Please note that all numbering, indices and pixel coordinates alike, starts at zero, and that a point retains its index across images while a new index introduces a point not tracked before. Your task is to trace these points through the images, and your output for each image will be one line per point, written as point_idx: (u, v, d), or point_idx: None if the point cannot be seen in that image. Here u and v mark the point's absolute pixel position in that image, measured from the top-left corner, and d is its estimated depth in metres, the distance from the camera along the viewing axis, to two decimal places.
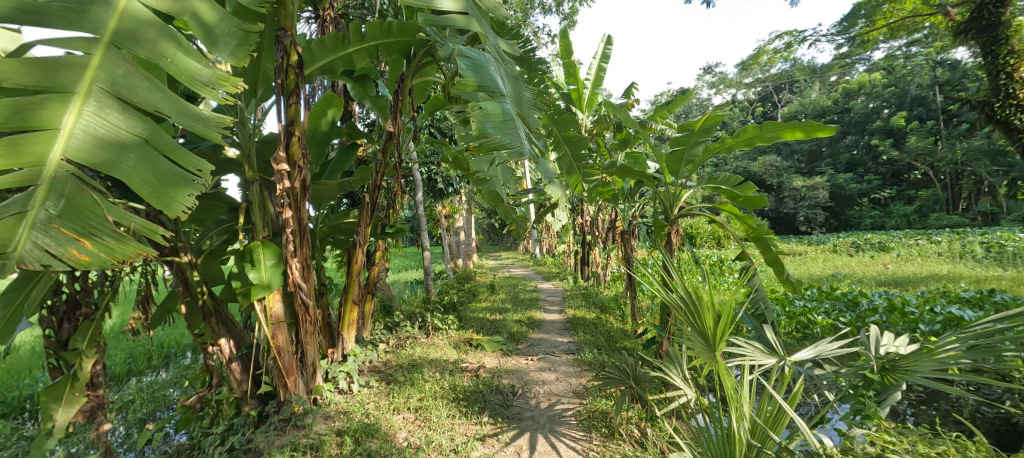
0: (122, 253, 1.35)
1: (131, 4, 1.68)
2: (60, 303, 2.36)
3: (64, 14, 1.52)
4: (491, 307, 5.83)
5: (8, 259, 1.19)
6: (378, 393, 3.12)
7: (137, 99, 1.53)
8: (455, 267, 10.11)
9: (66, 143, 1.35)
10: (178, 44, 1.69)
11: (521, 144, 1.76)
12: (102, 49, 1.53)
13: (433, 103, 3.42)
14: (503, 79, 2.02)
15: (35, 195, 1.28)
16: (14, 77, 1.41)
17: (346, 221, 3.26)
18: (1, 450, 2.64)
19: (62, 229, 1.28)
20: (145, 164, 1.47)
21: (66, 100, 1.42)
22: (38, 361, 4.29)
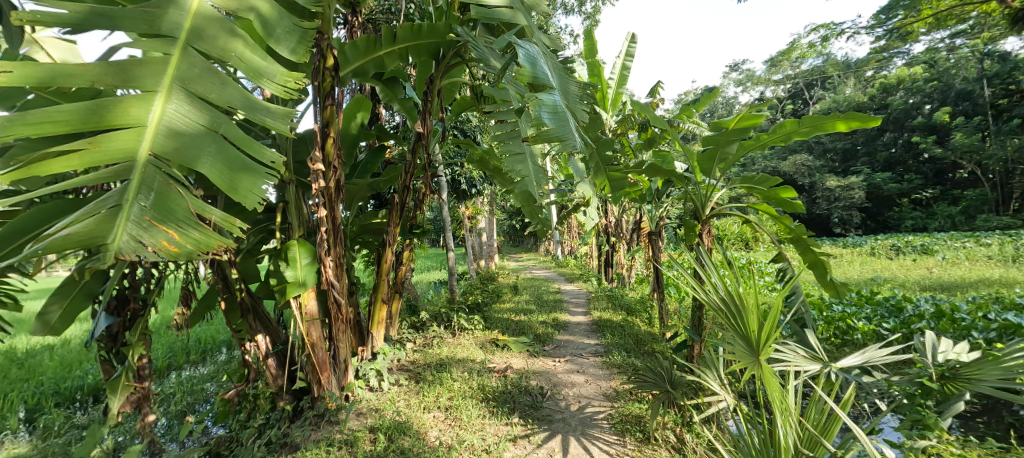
0: (210, 243, 1.39)
1: (202, 6, 1.80)
2: (111, 299, 2.48)
3: (138, 17, 1.64)
4: (516, 308, 5.83)
5: (107, 250, 1.22)
6: (407, 391, 3.16)
7: (212, 94, 1.64)
8: (478, 268, 10.16)
9: (153, 138, 1.44)
10: (245, 42, 1.81)
11: (574, 137, 1.79)
12: (178, 49, 1.64)
13: (461, 104, 3.44)
14: (551, 70, 2.09)
15: (127, 190, 1.34)
16: (98, 77, 1.49)
17: (375, 221, 3.33)
18: (57, 438, 2.80)
19: (152, 221, 1.33)
20: (221, 156, 1.54)
21: (151, 98, 1.52)
22: (86, 353, 4.53)
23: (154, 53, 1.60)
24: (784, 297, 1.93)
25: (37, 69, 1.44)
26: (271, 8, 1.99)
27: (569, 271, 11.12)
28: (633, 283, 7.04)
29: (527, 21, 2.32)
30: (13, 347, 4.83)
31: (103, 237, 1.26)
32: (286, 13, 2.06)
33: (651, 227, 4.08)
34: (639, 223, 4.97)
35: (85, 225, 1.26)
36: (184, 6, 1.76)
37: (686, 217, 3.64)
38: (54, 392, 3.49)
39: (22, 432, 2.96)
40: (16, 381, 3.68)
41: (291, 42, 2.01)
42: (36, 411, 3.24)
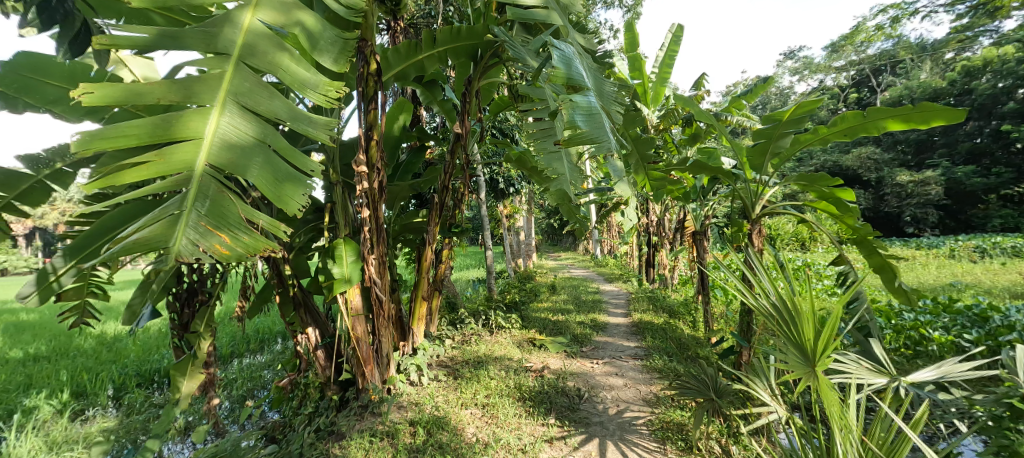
0: (258, 247, 1.51)
1: (253, 23, 1.93)
2: (182, 290, 2.74)
3: (199, 37, 1.78)
4: (553, 308, 5.79)
5: (169, 253, 1.34)
6: (446, 387, 3.24)
7: (261, 107, 1.76)
8: (517, 267, 10.19)
9: (209, 150, 1.57)
10: (291, 56, 1.94)
11: (609, 139, 1.76)
12: (232, 65, 1.78)
13: (499, 104, 3.47)
14: (587, 70, 2.07)
15: (185, 197, 1.47)
16: (164, 93, 1.64)
17: (415, 221, 3.43)
18: (139, 415, 3.12)
19: (208, 227, 1.45)
20: (268, 166, 1.66)
21: (208, 111, 1.65)
22: (162, 340, 5.00)
23: (211, 69, 1.74)
24: (846, 303, 1.78)
25: (113, 89, 1.60)
26: (315, 20, 2.11)
27: (610, 270, 10.89)
28: (677, 284, 6.78)
29: (562, 21, 2.32)
30: (103, 332, 5.42)
31: (165, 240, 1.38)
32: (331, 24, 2.17)
33: (695, 227, 3.90)
34: (682, 222, 4.78)
35: (151, 229, 1.39)
36: (237, 23, 1.90)
37: (734, 216, 3.45)
38: (136, 374, 3.89)
39: (111, 409, 3.32)
40: (106, 362, 4.13)
41: (333, 52, 2.12)
42: (122, 390, 3.63)
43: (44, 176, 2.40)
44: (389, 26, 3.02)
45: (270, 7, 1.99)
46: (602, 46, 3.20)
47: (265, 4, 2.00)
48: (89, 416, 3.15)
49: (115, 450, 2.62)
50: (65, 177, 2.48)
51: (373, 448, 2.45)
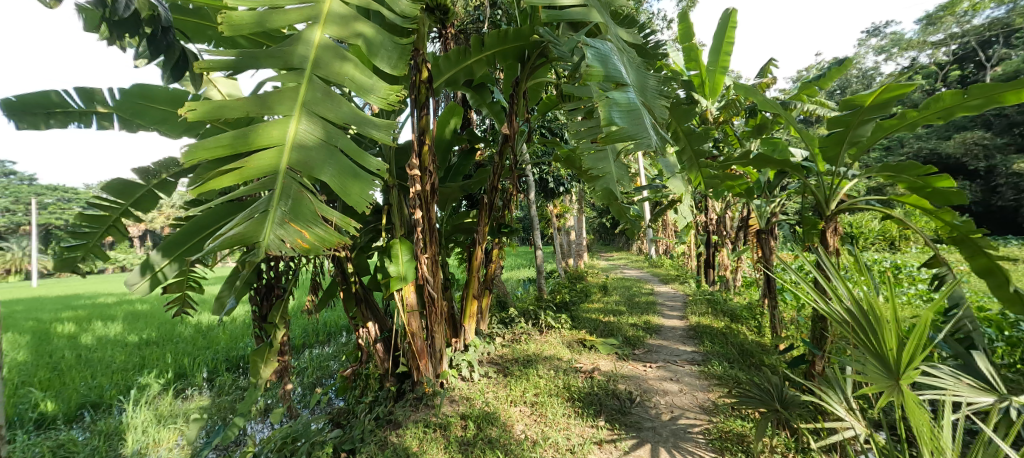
0: (332, 241, 1.68)
1: (323, 38, 2.09)
2: (262, 286, 3.02)
3: (274, 56, 1.96)
4: (605, 308, 5.67)
5: (260, 247, 1.53)
6: (496, 384, 3.31)
7: (331, 114, 1.93)
8: (570, 267, 10.07)
9: (290, 155, 1.75)
10: (354, 65, 2.09)
11: (649, 135, 1.70)
12: (305, 77, 1.95)
13: (547, 102, 3.49)
14: (626, 66, 2.02)
15: (271, 197, 1.66)
16: (249, 106, 1.84)
17: (467, 220, 3.53)
18: (228, 395, 3.52)
19: (291, 223, 1.63)
20: (338, 167, 1.83)
21: (287, 120, 1.83)
22: (246, 329, 5.58)
23: (288, 83, 1.92)
24: (937, 311, 1.58)
25: (209, 106, 1.81)
26: (374, 32, 2.25)
27: (668, 271, 10.44)
28: (740, 286, 6.35)
29: (600, 16, 2.27)
30: (199, 322, 6.15)
31: (257, 235, 1.57)
32: (387, 34, 2.30)
33: (760, 225, 3.63)
34: (744, 219, 4.46)
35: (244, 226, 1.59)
36: (308, 39, 2.06)
37: (804, 212, 3.16)
38: (226, 359, 4.39)
39: (206, 389, 3.77)
40: (202, 348, 4.69)
41: (390, 58, 2.25)
42: (214, 373, 4.11)
43: (152, 186, 2.71)
44: (440, 33, 3.13)
45: (333, 22, 2.15)
46: (654, 37, 3.15)
47: (330, 19, 2.16)
48: (188, 394, 3.60)
49: (209, 426, 2.98)
50: (169, 186, 2.79)
51: (427, 438, 2.57)
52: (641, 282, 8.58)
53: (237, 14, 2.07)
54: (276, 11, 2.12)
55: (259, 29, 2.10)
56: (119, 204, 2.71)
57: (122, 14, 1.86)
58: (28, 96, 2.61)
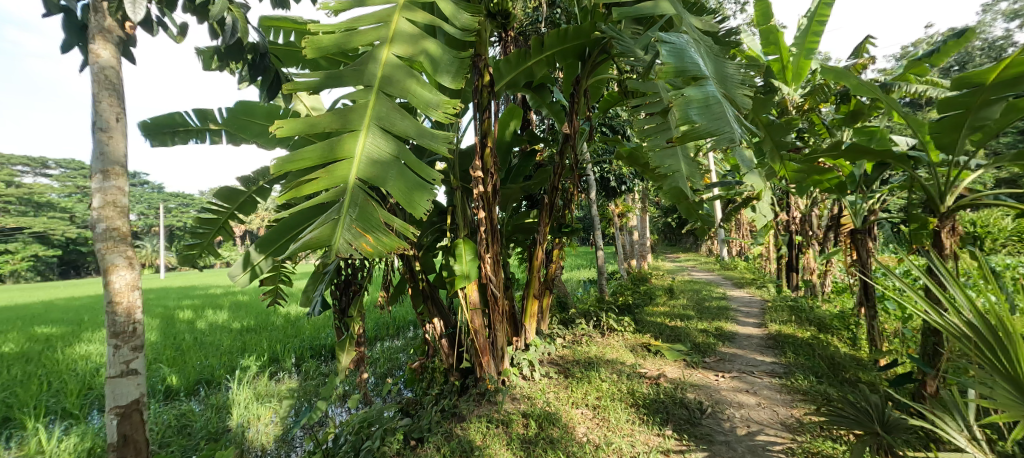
0: (394, 246, 1.77)
1: (389, 56, 2.23)
2: (340, 282, 3.28)
3: (351, 75, 2.14)
4: (672, 312, 5.39)
5: (330, 249, 1.65)
6: (557, 384, 3.30)
7: (396, 128, 2.06)
8: (633, 268, 9.73)
9: (358, 166, 1.89)
10: (417, 81, 2.20)
11: (733, 129, 1.59)
12: (373, 94, 2.10)
13: (608, 101, 3.43)
14: (704, 58, 1.94)
15: (342, 205, 1.80)
16: (327, 123, 2.02)
17: (527, 221, 3.56)
18: (312, 380, 3.89)
19: (358, 229, 1.74)
20: (401, 177, 1.94)
21: (357, 134, 1.99)
22: (327, 321, 6.12)
23: (359, 100, 2.08)
24: None
25: (294, 123, 2.01)
26: (438, 46, 2.37)
27: (745, 274, 9.67)
28: (830, 292, 5.71)
29: (673, 8, 2.17)
30: (288, 313, 6.86)
31: (329, 240, 1.70)
32: (449, 47, 2.41)
33: (855, 224, 3.24)
34: (834, 217, 4.01)
35: (318, 231, 1.73)
36: (377, 57, 2.22)
37: (912, 210, 2.76)
38: (310, 347, 4.86)
39: (295, 374, 4.20)
40: (291, 336, 5.24)
41: (451, 72, 2.35)
42: (301, 360, 4.56)
43: (253, 191, 3.09)
44: (500, 38, 3.19)
45: (400, 41, 2.29)
46: (726, 24, 2.95)
47: (397, 38, 2.30)
48: (281, 377, 4.04)
49: (298, 407, 3.31)
50: (265, 191, 3.15)
51: (490, 433, 2.63)
52: (713, 286, 8.04)
53: (318, 37, 2.28)
54: (352, 33, 2.31)
55: (337, 49, 2.29)
56: (227, 208, 3.12)
57: (230, 40, 2.19)
58: (159, 117, 3.10)
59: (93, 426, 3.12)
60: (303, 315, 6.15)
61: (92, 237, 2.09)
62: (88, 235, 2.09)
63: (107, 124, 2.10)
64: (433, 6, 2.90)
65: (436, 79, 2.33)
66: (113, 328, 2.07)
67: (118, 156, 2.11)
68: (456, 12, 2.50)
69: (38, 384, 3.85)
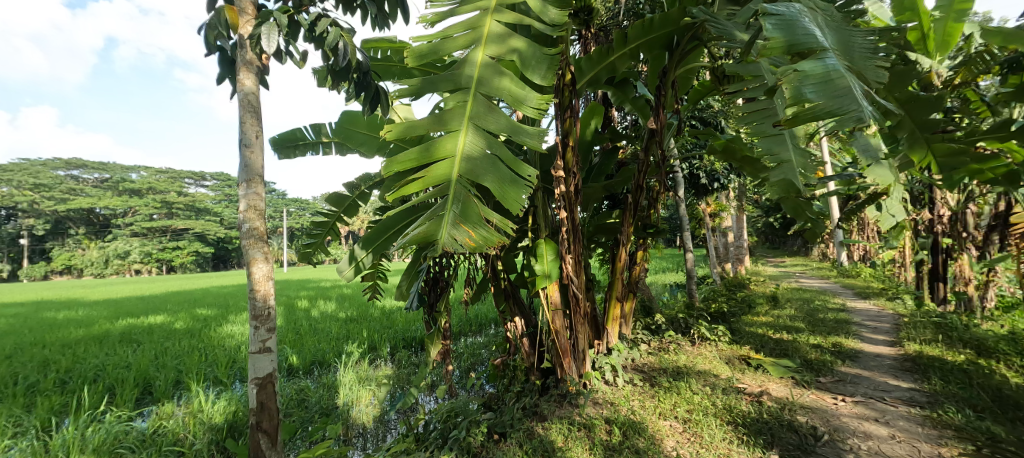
0: (493, 241, 1.89)
1: (484, 58, 2.31)
2: (429, 281, 3.46)
3: (446, 81, 2.25)
4: (775, 324, 4.83)
5: (438, 243, 1.79)
6: (642, 393, 3.17)
7: (492, 125, 2.15)
8: (727, 273, 8.93)
9: (460, 163, 2.00)
10: (510, 79, 2.27)
11: (862, 107, 1.33)
12: (470, 95, 2.20)
13: (698, 91, 3.20)
14: (822, 28, 1.71)
15: (446, 201, 1.94)
16: (427, 125, 2.16)
17: (610, 221, 3.47)
18: (405, 369, 4.22)
19: (461, 224, 1.87)
20: (497, 175, 2.04)
21: (457, 134, 2.10)
22: (416, 314, 6.63)
23: (457, 101, 2.19)
24: None
25: (400, 127, 2.17)
26: (526, 43, 2.41)
27: (870, 283, 8.32)
28: (994, 308, 4.66)
29: None
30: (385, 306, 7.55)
31: (435, 234, 1.85)
32: (536, 45, 2.44)
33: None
34: (1002, 214, 3.27)
35: (425, 226, 1.88)
36: (473, 60, 2.31)
37: None
38: (403, 338, 5.29)
39: (390, 362, 4.60)
40: (387, 327, 5.76)
41: (542, 69, 2.38)
42: (395, 349, 4.99)
43: (356, 196, 3.46)
44: (581, 35, 3.15)
45: (492, 42, 2.37)
46: None
47: (489, 40, 2.37)
48: (379, 364, 4.45)
49: (393, 394, 3.62)
50: (366, 195, 3.48)
51: (572, 436, 2.60)
52: (828, 295, 7.04)
53: (417, 47, 2.43)
54: (447, 41, 2.43)
55: (434, 57, 2.42)
56: (335, 212, 3.55)
57: (343, 61, 2.47)
58: (284, 133, 3.61)
59: (234, 394, 3.74)
60: (397, 309, 6.72)
61: (240, 234, 2.51)
62: (237, 233, 2.50)
63: (251, 140, 2.49)
64: (519, 8, 2.96)
65: (527, 75, 2.38)
66: (254, 311, 2.45)
67: (259, 166, 2.50)
68: (543, 11, 2.52)
69: (197, 356, 4.71)
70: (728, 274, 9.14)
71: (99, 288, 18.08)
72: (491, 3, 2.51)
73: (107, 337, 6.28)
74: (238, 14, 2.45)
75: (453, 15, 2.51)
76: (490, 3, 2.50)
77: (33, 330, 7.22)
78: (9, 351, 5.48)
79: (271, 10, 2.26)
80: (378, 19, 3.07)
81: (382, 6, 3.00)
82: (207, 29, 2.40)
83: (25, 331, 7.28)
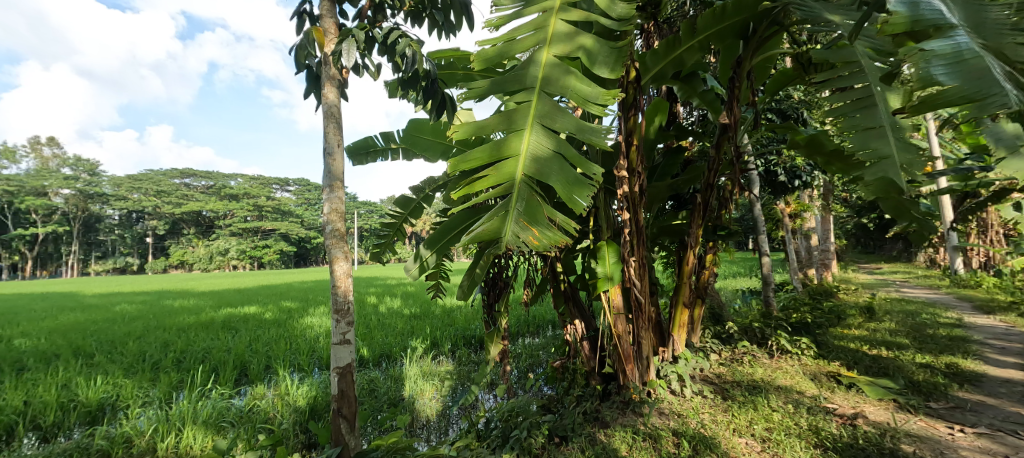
0: (556, 240, 1.89)
1: (549, 57, 2.31)
2: (488, 280, 3.47)
3: (511, 81, 2.27)
4: (870, 339, 4.29)
5: (501, 241, 1.82)
6: (713, 405, 2.98)
7: (557, 124, 2.14)
8: (811, 280, 8.10)
9: (525, 163, 2.02)
10: (576, 76, 2.24)
11: (1005, 90, 1.17)
12: (535, 94, 2.21)
13: (778, 80, 2.90)
14: (948, 4, 1.51)
15: (510, 200, 1.96)
16: (494, 124, 2.19)
17: (675, 222, 3.30)
18: (465, 367, 4.35)
19: (524, 223, 1.89)
20: (563, 175, 2.03)
21: (522, 134, 2.12)
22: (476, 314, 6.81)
23: (522, 101, 2.21)
24: None
25: (467, 127, 2.22)
26: (594, 40, 2.37)
27: (995, 295, 7.11)
28: None
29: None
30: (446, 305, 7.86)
31: (499, 232, 1.89)
32: (604, 40, 2.39)
33: None
34: None
35: (489, 225, 1.92)
36: (538, 60, 2.31)
37: None
38: (463, 336, 5.45)
39: (451, 358, 4.78)
40: (448, 325, 5.98)
41: (610, 62, 2.31)
42: (455, 346, 5.16)
43: (420, 199, 3.63)
44: (646, 29, 3.04)
45: (557, 41, 2.35)
46: None
47: (555, 39, 2.36)
48: (441, 360, 4.64)
49: (454, 389, 3.75)
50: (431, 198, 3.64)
51: (636, 445, 2.49)
52: (941, 308, 6.11)
53: (485, 51, 2.46)
54: (512, 43, 2.44)
55: (500, 59, 2.45)
56: (401, 214, 3.74)
57: (410, 70, 2.56)
58: (357, 142, 3.88)
59: (312, 380, 4.10)
60: (457, 308, 6.96)
61: (323, 234, 2.72)
62: (320, 233, 2.72)
63: (333, 148, 2.70)
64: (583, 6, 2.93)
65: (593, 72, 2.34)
66: (336, 305, 2.63)
67: (339, 172, 2.70)
68: (610, 7, 2.46)
69: (283, 344, 5.24)
70: (813, 281, 8.29)
71: (210, 281, 20.78)
72: (556, 4, 2.48)
73: (212, 324, 7.18)
74: (323, 34, 2.65)
75: (518, 17, 2.51)
76: (555, 3, 2.48)
77: (157, 315, 8.48)
78: (139, 332, 6.48)
79: (350, 27, 2.44)
80: (445, 29, 3.14)
81: (448, 15, 3.07)
82: (298, 50, 2.68)
83: (152, 316, 8.58)
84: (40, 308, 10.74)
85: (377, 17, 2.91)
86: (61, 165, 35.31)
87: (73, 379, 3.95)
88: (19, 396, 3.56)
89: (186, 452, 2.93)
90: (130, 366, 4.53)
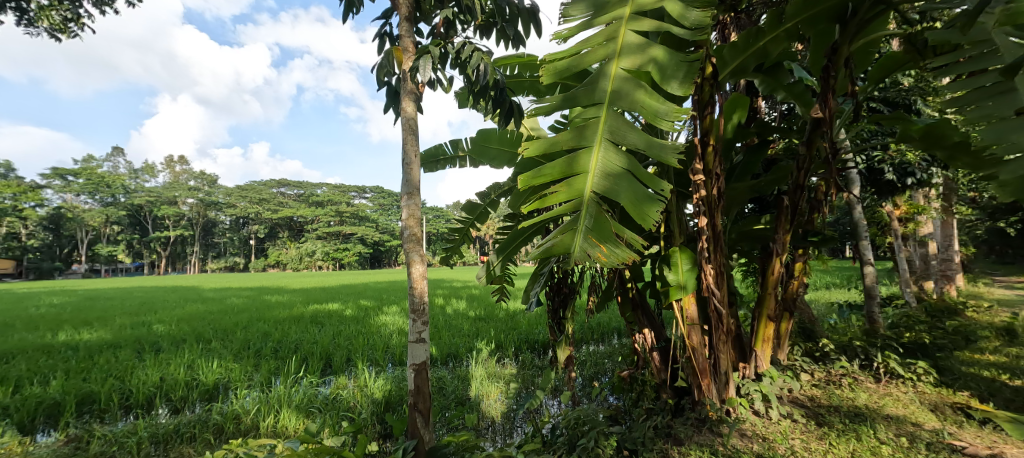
0: (624, 258, 1.88)
1: (618, 71, 2.19)
2: (554, 285, 3.45)
3: (580, 96, 2.18)
4: (1012, 367, 3.58)
5: (571, 257, 1.84)
6: (805, 430, 2.68)
7: (625, 140, 2.09)
8: (928, 294, 6.99)
9: (594, 179, 1.99)
10: (646, 91, 2.13)
11: None
12: (604, 110, 2.14)
13: (882, 66, 2.55)
14: None
15: (578, 216, 1.96)
16: (565, 141, 2.14)
17: (758, 227, 3.04)
18: (528, 371, 4.36)
19: (594, 239, 1.89)
20: (632, 191, 1.99)
21: (591, 150, 2.08)
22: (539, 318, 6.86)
23: (591, 118, 2.14)
24: None
25: (538, 144, 2.18)
26: (665, 50, 2.24)
27: None
28: None
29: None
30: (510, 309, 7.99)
31: (568, 246, 1.91)
32: (677, 52, 2.25)
33: None
34: None
35: (558, 240, 1.94)
36: (607, 73, 2.21)
37: None
38: (527, 340, 5.49)
39: (516, 362, 4.84)
40: (512, 328, 6.07)
41: (679, 77, 2.20)
42: (519, 350, 5.21)
43: (487, 204, 3.72)
44: (722, 21, 2.86)
45: (627, 53, 2.22)
46: None
47: (625, 51, 2.23)
48: (505, 363, 4.71)
49: (518, 392, 3.78)
50: (497, 203, 3.71)
51: None
52: None
53: (551, 65, 2.35)
54: (577, 57, 2.33)
55: (568, 75, 2.32)
56: (468, 218, 3.86)
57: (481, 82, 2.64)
58: (429, 150, 4.09)
59: (384, 373, 4.40)
60: (521, 312, 7.04)
61: (402, 238, 2.88)
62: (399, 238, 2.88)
63: (410, 159, 2.86)
64: (654, 9, 2.80)
65: (663, 87, 2.22)
66: (412, 305, 2.77)
67: (416, 181, 2.84)
68: (682, 16, 2.27)
69: (362, 340, 5.68)
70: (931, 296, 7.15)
71: (304, 280, 23.19)
72: (626, 11, 2.35)
73: (303, 318, 7.98)
74: (404, 53, 2.82)
75: (584, 30, 2.39)
76: (625, 10, 2.35)
77: (260, 309, 9.63)
78: (245, 323, 7.40)
79: (426, 46, 2.59)
80: (514, 41, 3.21)
81: (517, 26, 3.13)
82: (380, 69, 2.88)
83: (256, 309, 9.74)
84: (173, 299, 12.74)
85: (449, 33, 3.07)
86: (193, 178, 41.69)
87: (196, 361, 4.63)
88: (157, 373, 4.25)
89: (283, 431, 3.29)
90: (238, 352, 5.22)
